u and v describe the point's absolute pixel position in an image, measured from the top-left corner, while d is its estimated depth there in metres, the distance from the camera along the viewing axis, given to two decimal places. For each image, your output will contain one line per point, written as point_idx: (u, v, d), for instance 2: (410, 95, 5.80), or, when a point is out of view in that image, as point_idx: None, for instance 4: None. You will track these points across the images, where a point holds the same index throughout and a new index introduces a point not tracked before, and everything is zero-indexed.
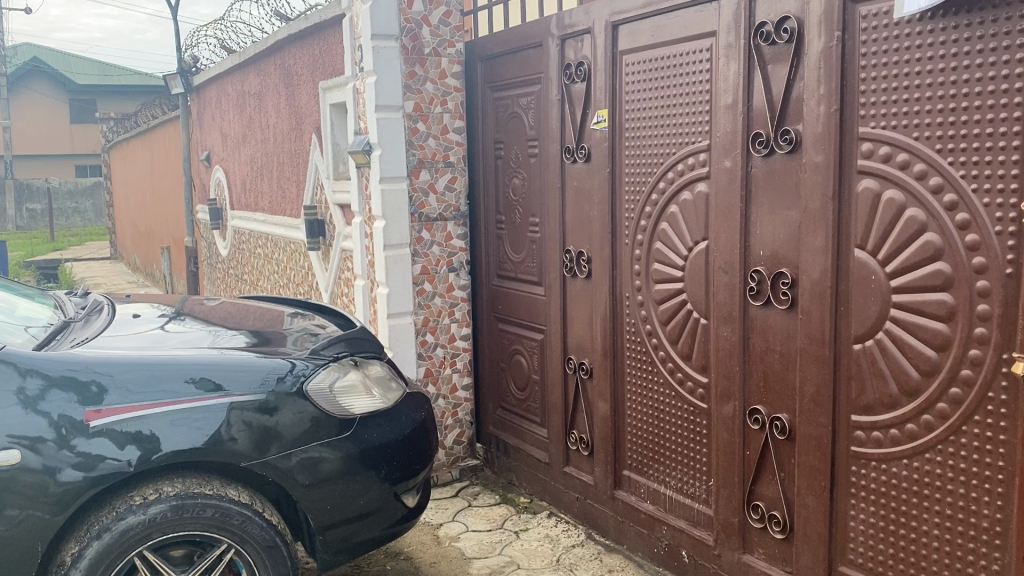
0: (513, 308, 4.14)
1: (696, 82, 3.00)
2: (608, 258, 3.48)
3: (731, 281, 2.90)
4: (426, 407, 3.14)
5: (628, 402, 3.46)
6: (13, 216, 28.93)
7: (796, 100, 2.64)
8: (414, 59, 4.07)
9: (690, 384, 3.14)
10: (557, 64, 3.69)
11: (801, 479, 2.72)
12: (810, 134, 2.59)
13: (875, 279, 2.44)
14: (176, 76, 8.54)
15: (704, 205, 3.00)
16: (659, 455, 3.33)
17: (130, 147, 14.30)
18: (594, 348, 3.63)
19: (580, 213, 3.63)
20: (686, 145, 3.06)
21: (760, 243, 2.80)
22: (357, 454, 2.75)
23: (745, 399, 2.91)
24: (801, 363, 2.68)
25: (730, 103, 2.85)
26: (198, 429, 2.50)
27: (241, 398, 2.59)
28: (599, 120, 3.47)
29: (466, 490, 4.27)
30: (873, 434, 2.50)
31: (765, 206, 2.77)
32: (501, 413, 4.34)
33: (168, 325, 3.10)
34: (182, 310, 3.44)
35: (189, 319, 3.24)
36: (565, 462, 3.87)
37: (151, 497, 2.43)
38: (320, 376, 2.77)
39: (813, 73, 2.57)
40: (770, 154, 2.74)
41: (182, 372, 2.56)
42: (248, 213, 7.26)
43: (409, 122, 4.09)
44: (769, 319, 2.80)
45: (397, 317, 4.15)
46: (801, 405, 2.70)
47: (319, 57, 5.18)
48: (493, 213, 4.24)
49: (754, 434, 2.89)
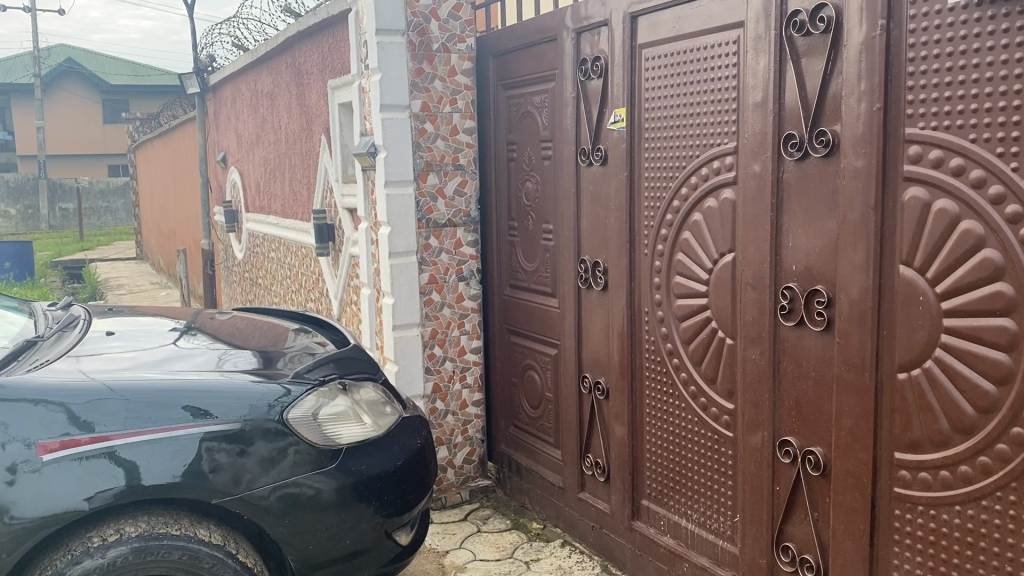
0: (526, 320, 3.89)
1: (722, 78, 2.72)
2: (626, 269, 3.20)
3: (760, 297, 2.61)
4: (423, 433, 2.91)
5: (647, 427, 3.19)
6: (46, 216, 29.24)
7: (832, 97, 2.36)
8: (422, 56, 3.83)
9: (714, 410, 2.86)
10: (573, 59, 3.42)
11: (837, 521, 2.43)
12: (849, 136, 2.30)
13: (923, 301, 2.16)
14: (192, 75, 8.38)
15: (730, 213, 2.71)
16: (680, 486, 3.05)
17: (152, 148, 14.29)
18: (610, 366, 3.36)
19: (596, 220, 3.36)
20: (711, 147, 2.77)
21: (793, 256, 2.51)
22: (344, 487, 2.51)
23: (774, 430, 2.63)
24: (838, 392, 2.40)
25: (760, 101, 2.57)
26: (166, 463, 2.28)
27: (215, 429, 2.37)
28: (616, 119, 3.20)
29: (475, 513, 4.02)
30: (920, 475, 2.21)
31: (798, 215, 2.49)
32: (514, 431, 4.09)
33: (179, 341, 2.97)
34: (194, 323, 3.30)
35: (201, 335, 3.09)
36: (581, 487, 3.61)
37: (111, 538, 2.21)
38: (306, 403, 2.54)
39: (853, 67, 2.28)
40: (804, 157, 2.45)
41: (153, 399, 2.35)
42: (262, 216, 7.06)
43: (416, 123, 3.85)
44: (801, 341, 2.52)
45: (403, 328, 3.91)
46: (837, 438, 2.41)
47: (329, 54, 4.96)
48: (505, 219, 3.98)
49: (785, 469, 2.61)
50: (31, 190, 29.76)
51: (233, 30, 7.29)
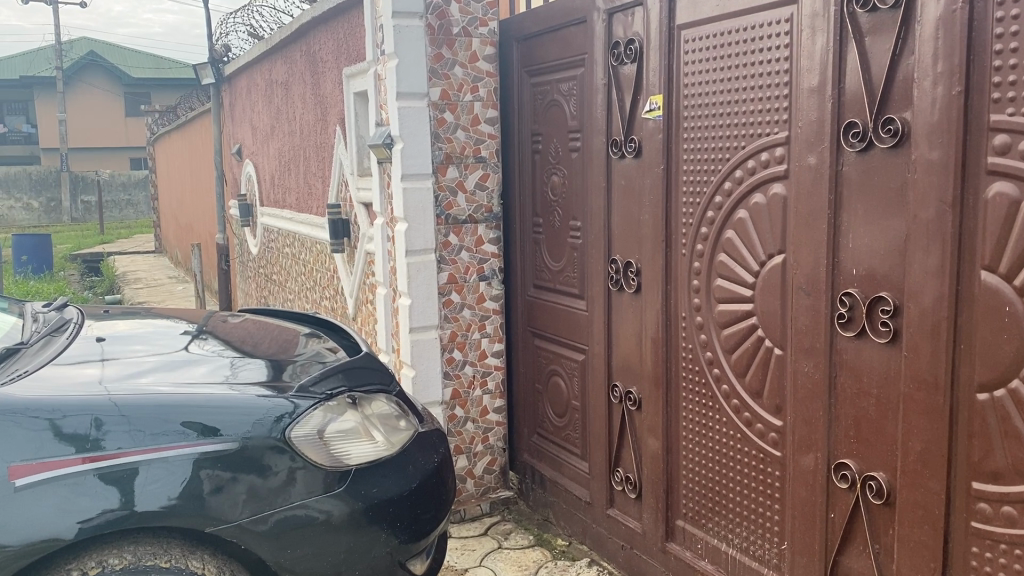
0: (552, 323, 3.64)
1: (773, 60, 2.45)
2: (661, 269, 2.95)
3: (815, 304, 2.35)
4: (440, 450, 2.68)
5: (683, 441, 2.95)
6: (69, 208, 29.34)
7: (902, 81, 2.09)
8: (441, 40, 3.58)
9: (759, 427, 2.60)
10: (604, 43, 3.16)
11: (903, 556, 2.17)
12: (922, 124, 2.03)
13: (1009, 313, 1.90)
14: (206, 65, 8.19)
15: (780, 210, 2.45)
16: (720, 507, 2.80)
17: (171, 141, 14.16)
18: (643, 375, 3.11)
19: (628, 216, 3.11)
20: (760, 137, 2.51)
21: (853, 259, 2.25)
22: (355, 512, 2.28)
23: (830, 451, 2.37)
24: (906, 413, 2.13)
25: (816, 85, 2.30)
26: (157, 488, 2.07)
27: (213, 449, 2.15)
28: (652, 107, 2.94)
29: (496, 527, 3.78)
30: (1003, 509, 1.95)
31: (860, 213, 2.22)
32: (538, 440, 3.85)
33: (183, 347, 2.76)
34: (200, 326, 3.09)
35: (207, 339, 2.88)
36: (609, 503, 3.36)
37: (93, 571, 2.02)
38: (311, 419, 2.32)
39: (927, 46, 2.01)
40: (868, 148, 2.18)
41: (144, 416, 2.14)
42: (277, 211, 6.86)
43: (435, 112, 3.61)
44: (862, 354, 2.25)
45: (421, 331, 3.69)
46: (903, 464, 2.15)
47: (344, 41, 4.72)
48: (530, 215, 3.73)
49: (841, 494, 2.34)
50: (53, 182, 29.86)
51: (248, 18, 7.09)
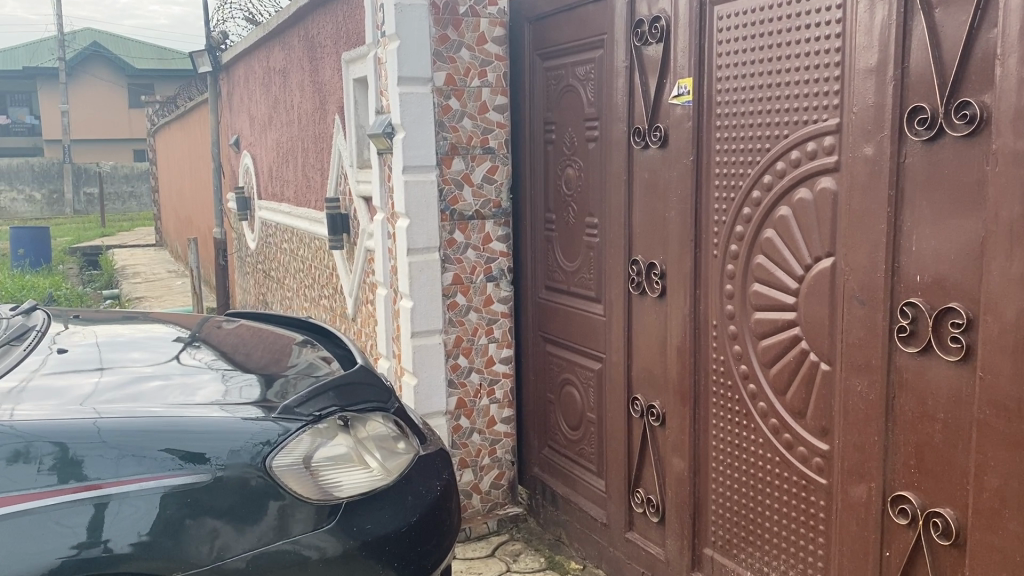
0: (565, 328, 3.36)
1: (822, 38, 2.16)
2: (688, 271, 2.66)
3: (870, 314, 2.06)
4: (443, 475, 2.40)
5: (712, 462, 2.67)
6: (71, 201, 29.12)
7: (981, 59, 1.79)
8: (447, 20, 3.30)
9: (801, 450, 2.32)
10: (625, 21, 2.87)
11: None
12: (1006, 109, 1.74)
13: None
14: (204, 53, 7.93)
15: (829, 208, 2.16)
16: (755, 537, 2.52)
17: (171, 132, 13.90)
18: (667, 388, 2.82)
19: (651, 212, 2.82)
20: (805, 125, 2.22)
21: (917, 265, 1.96)
22: (346, 551, 2.01)
23: (886, 482, 2.08)
24: (981, 443, 1.85)
25: (874, 65, 2.01)
26: (116, 527, 1.78)
27: (181, 482, 1.87)
28: (679, 92, 2.65)
29: (504, 547, 3.51)
30: None
31: (925, 213, 1.93)
32: (548, 453, 3.58)
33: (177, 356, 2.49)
34: (197, 332, 2.83)
35: (201, 347, 2.61)
36: (628, 526, 3.09)
37: None
38: (296, 445, 2.05)
39: (1014, 17, 1.72)
40: (937, 137, 1.89)
41: (103, 442, 1.85)
42: (275, 204, 6.59)
43: (440, 99, 3.32)
44: (926, 374, 1.96)
45: (423, 336, 3.41)
46: (978, 501, 1.86)
47: (343, 25, 4.44)
48: (541, 211, 3.45)
49: (899, 531, 2.06)
50: (55, 175, 29.63)
51: None
